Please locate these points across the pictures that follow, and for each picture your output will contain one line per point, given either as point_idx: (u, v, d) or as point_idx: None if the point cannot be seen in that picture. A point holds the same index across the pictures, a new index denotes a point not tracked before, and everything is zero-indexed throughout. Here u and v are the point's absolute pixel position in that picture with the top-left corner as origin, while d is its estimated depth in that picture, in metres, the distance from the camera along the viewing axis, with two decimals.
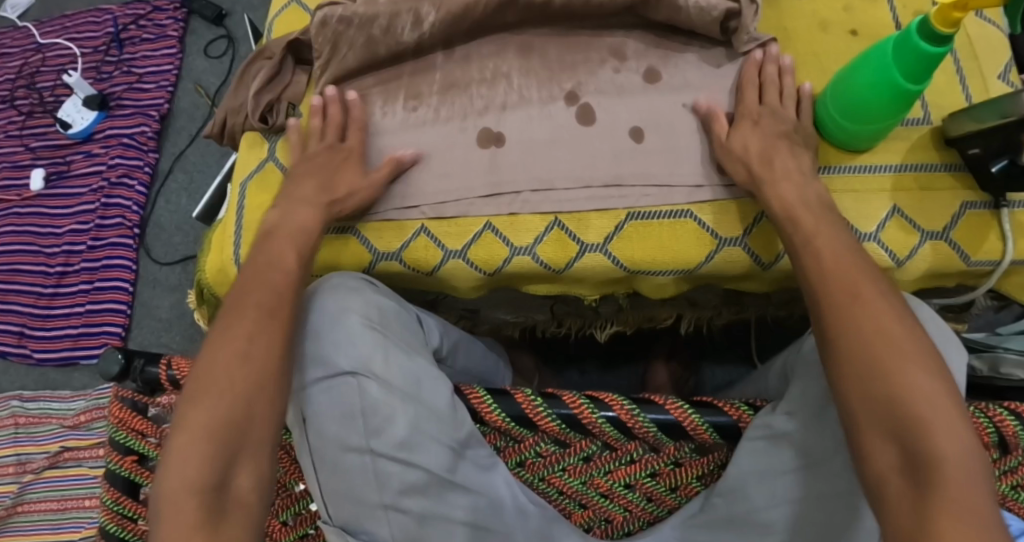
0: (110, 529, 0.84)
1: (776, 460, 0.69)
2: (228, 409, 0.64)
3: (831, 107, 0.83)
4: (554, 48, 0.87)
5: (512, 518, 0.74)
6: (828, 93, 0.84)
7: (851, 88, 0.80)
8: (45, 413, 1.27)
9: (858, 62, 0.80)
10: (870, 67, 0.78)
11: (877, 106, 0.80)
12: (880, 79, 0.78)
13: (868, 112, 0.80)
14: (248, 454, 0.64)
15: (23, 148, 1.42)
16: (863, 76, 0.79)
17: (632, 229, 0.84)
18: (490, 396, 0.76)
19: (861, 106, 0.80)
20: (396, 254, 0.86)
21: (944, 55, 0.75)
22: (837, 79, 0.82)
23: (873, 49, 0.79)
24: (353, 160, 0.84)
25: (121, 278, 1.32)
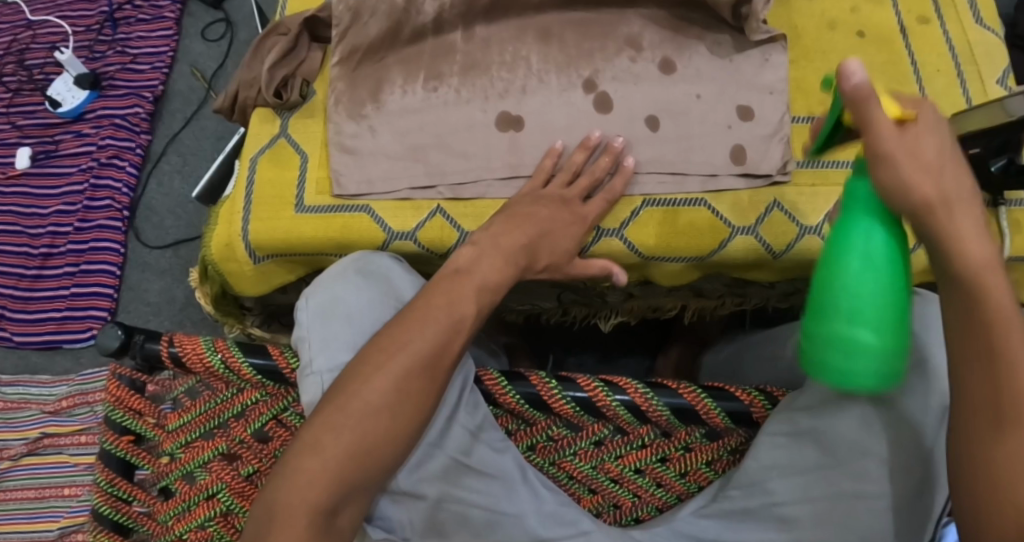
0: (101, 511, 0.78)
1: (800, 456, 0.69)
2: (360, 438, 0.60)
3: (870, 344, 0.51)
4: (573, 35, 0.88)
5: (524, 501, 0.71)
6: (851, 340, 0.51)
7: (869, 315, 0.51)
8: (24, 399, 1.23)
9: (832, 265, 0.53)
10: (863, 265, 0.52)
11: (906, 320, 0.52)
12: (889, 273, 0.52)
13: (899, 329, 0.51)
14: (359, 496, 0.61)
15: (9, 126, 1.39)
16: (865, 273, 0.52)
17: (643, 219, 0.85)
18: (504, 379, 0.76)
19: (898, 329, 0.51)
20: (412, 234, 0.85)
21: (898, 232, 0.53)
22: (850, 333, 0.51)
23: (842, 235, 0.54)
24: (560, 206, 0.81)
25: (109, 262, 1.29)
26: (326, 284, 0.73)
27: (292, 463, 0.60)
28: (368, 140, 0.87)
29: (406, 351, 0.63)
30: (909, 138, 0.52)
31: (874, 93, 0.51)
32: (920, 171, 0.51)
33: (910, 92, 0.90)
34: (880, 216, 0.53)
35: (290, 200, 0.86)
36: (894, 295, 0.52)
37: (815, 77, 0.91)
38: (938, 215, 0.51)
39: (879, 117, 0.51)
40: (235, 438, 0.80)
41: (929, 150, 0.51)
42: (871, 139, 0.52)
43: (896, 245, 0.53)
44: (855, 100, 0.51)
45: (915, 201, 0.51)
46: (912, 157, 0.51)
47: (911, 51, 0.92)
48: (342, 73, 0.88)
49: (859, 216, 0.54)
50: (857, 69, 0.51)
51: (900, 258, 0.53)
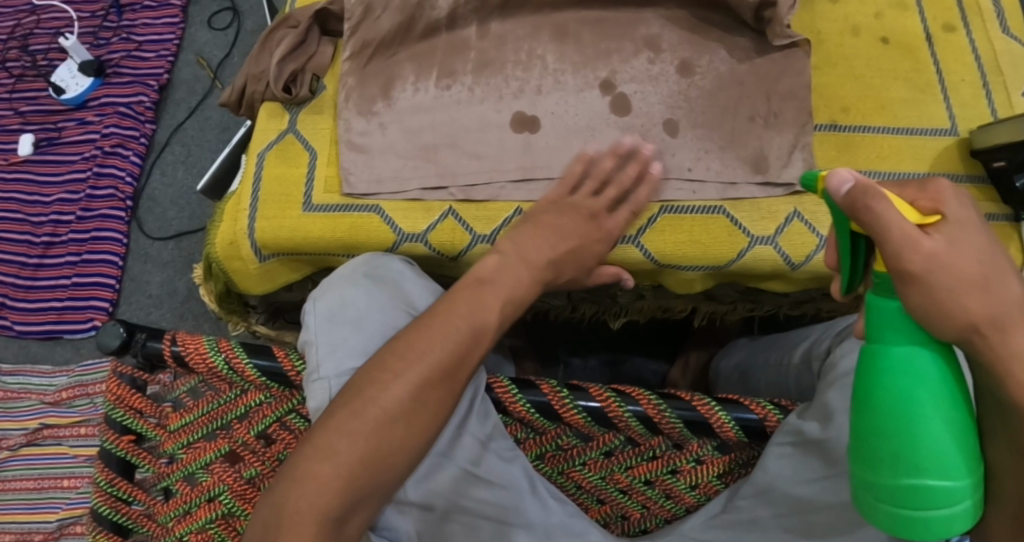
0: (101, 511, 0.77)
1: (807, 465, 0.68)
2: (375, 446, 0.58)
3: (947, 488, 0.48)
4: (591, 34, 0.86)
5: (533, 511, 0.70)
6: (926, 494, 0.47)
7: (938, 462, 0.47)
8: (24, 389, 1.20)
9: (877, 413, 0.48)
10: (918, 406, 0.47)
11: (971, 443, 0.49)
12: (946, 404, 0.48)
13: (968, 462, 0.48)
14: (370, 502, 0.58)
15: (12, 112, 1.37)
16: (921, 414, 0.47)
17: (665, 225, 0.82)
18: (515, 386, 0.74)
19: (968, 456, 0.48)
20: (422, 235, 0.83)
21: (945, 354, 0.48)
22: (921, 486, 0.47)
23: (881, 373, 0.48)
24: None
25: (111, 252, 1.26)
26: (336, 287, 0.71)
27: (301, 465, 0.57)
28: (378, 137, 0.84)
29: (425, 358, 0.61)
30: (940, 247, 0.46)
31: (877, 193, 0.47)
32: (962, 290, 0.46)
33: (935, 101, 0.88)
34: (918, 337, 0.48)
35: (298, 199, 0.84)
36: (957, 427, 0.48)
37: (837, 84, 0.89)
38: (987, 338, 0.47)
39: (903, 231, 0.46)
40: (238, 440, 0.77)
41: (968, 261, 0.46)
42: (889, 245, 0.46)
43: (945, 368, 0.48)
44: (856, 208, 0.48)
45: (950, 279, 0.46)
46: (949, 272, 0.46)
47: (935, 60, 0.90)
48: (352, 68, 0.86)
49: (896, 345, 0.48)
50: (845, 174, 0.48)
51: (952, 378, 0.48)
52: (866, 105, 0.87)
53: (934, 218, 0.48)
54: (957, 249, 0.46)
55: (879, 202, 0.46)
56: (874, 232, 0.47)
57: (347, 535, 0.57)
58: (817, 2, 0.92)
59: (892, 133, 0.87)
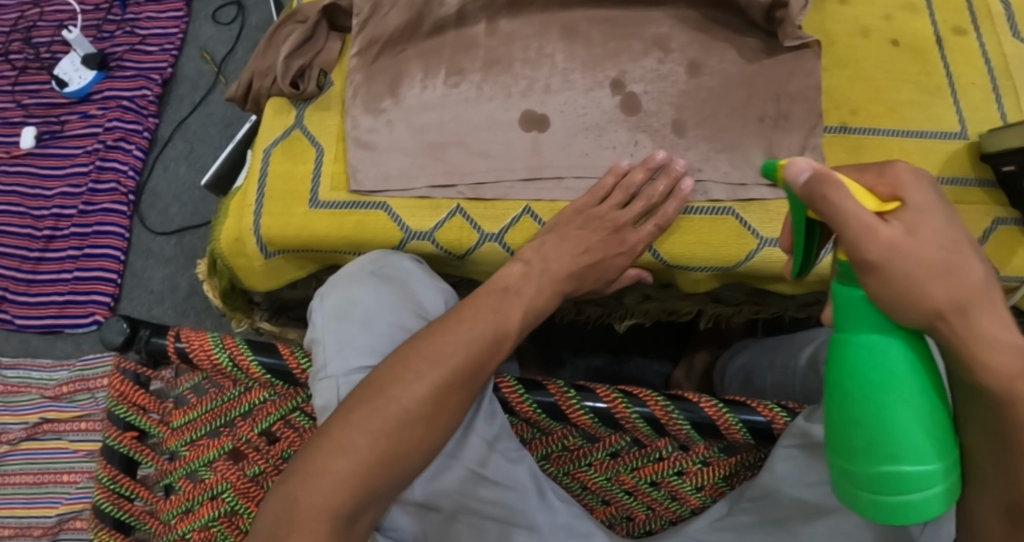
0: (104, 508, 0.76)
1: (812, 470, 0.68)
2: (388, 442, 0.57)
3: (924, 473, 0.47)
4: (600, 33, 0.86)
5: (539, 513, 0.70)
6: (901, 481, 0.47)
7: (911, 447, 0.46)
8: (25, 383, 1.19)
9: (846, 401, 0.47)
10: (887, 394, 0.47)
11: (945, 426, 0.48)
12: (917, 390, 0.47)
13: (942, 445, 0.47)
14: (381, 500, 0.57)
15: (15, 105, 1.36)
16: (891, 400, 0.47)
17: (687, 226, 0.82)
18: (522, 387, 0.74)
19: (943, 438, 0.47)
20: (429, 234, 0.82)
21: (913, 338, 0.47)
22: (896, 473, 0.47)
23: (847, 361, 0.48)
24: (588, 211, 0.79)
25: (113, 246, 1.26)
26: (343, 285, 0.71)
27: (315, 460, 0.56)
28: (385, 134, 0.84)
29: (439, 358, 0.61)
30: (898, 234, 0.46)
31: (834, 182, 0.46)
32: (924, 277, 0.45)
33: (944, 104, 0.88)
34: (883, 325, 0.47)
35: (303, 195, 0.84)
36: (929, 413, 0.47)
37: (847, 86, 0.88)
38: (951, 324, 0.46)
39: (861, 218, 0.45)
40: (242, 437, 0.77)
41: (927, 246, 0.46)
42: (848, 235, 0.46)
43: (915, 354, 0.47)
44: (814, 199, 0.47)
45: (915, 266, 0.45)
46: (909, 259, 0.45)
47: (946, 63, 0.90)
48: (360, 65, 0.86)
49: (863, 334, 0.47)
50: (803, 163, 0.47)
51: (923, 364, 0.47)
52: (876, 108, 0.87)
53: (894, 205, 0.47)
54: (920, 236, 0.46)
55: (836, 191, 0.46)
56: (833, 223, 0.46)
57: (358, 532, 0.56)
58: (828, 4, 0.92)
59: (900, 136, 0.86)
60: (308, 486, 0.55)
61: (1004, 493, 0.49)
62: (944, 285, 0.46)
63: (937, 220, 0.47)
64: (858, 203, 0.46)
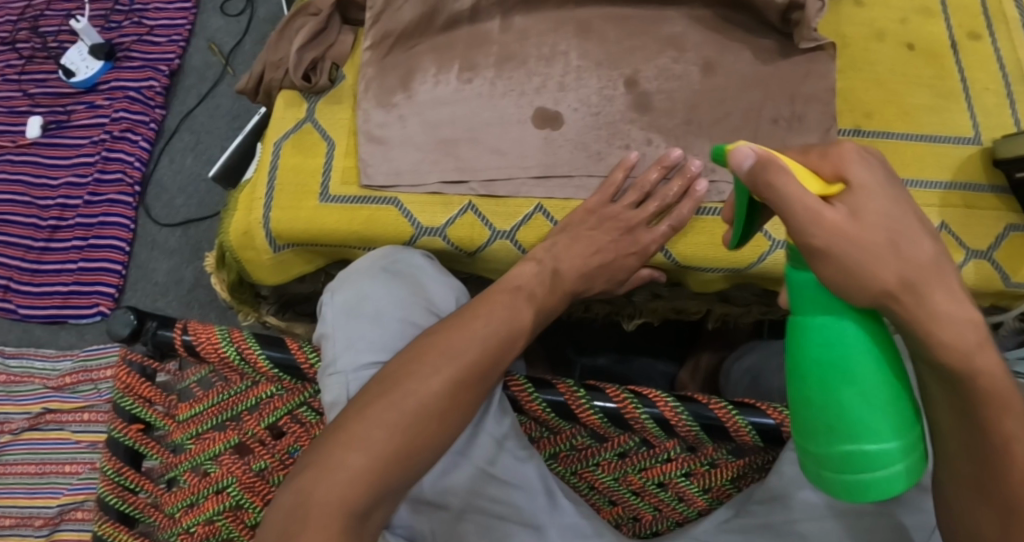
0: (108, 500, 0.75)
1: None
2: (402, 439, 0.57)
3: (887, 450, 0.46)
4: (615, 31, 0.85)
5: (545, 513, 0.69)
6: (862, 459, 0.46)
7: (869, 425, 0.45)
8: (28, 373, 1.20)
9: (804, 384, 0.47)
10: (840, 373, 0.46)
11: (905, 402, 0.46)
12: (872, 367, 0.46)
13: (904, 421, 0.46)
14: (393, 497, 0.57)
15: (21, 93, 1.36)
16: (846, 380, 0.46)
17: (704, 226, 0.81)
18: (531, 385, 0.73)
19: (906, 413, 0.46)
20: (441, 231, 0.82)
21: (866, 316, 0.46)
22: (856, 452, 0.46)
23: (801, 345, 0.47)
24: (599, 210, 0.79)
25: (118, 237, 1.25)
26: (354, 280, 0.71)
27: (331, 455, 0.56)
28: (397, 129, 0.84)
29: (452, 357, 0.61)
30: (843, 217, 0.44)
31: (777, 168, 0.45)
32: (873, 258, 0.44)
33: (958, 109, 0.87)
34: (835, 305, 0.46)
35: (314, 189, 0.83)
36: (886, 389, 0.46)
37: (861, 89, 0.88)
38: (904, 303, 0.44)
39: (807, 202, 0.44)
40: (249, 432, 0.76)
41: (873, 228, 0.44)
42: (795, 221, 0.45)
43: (866, 332, 0.46)
44: (760, 185, 0.46)
45: (864, 249, 0.44)
46: (856, 242, 0.44)
47: (961, 68, 0.89)
48: (373, 59, 0.85)
49: (815, 316, 0.46)
50: (747, 149, 0.46)
51: (878, 342, 0.46)
52: (890, 111, 0.87)
53: (839, 188, 0.46)
54: (867, 218, 0.45)
55: (780, 178, 0.45)
56: (779, 209, 0.45)
57: (370, 529, 0.56)
58: (843, 6, 0.92)
59: (914, 141, 0.86)
60: (322, 482, 0.55)
61: (974, 468, 0.48)
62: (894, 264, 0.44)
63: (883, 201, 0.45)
64: (803, 186, 0.45)
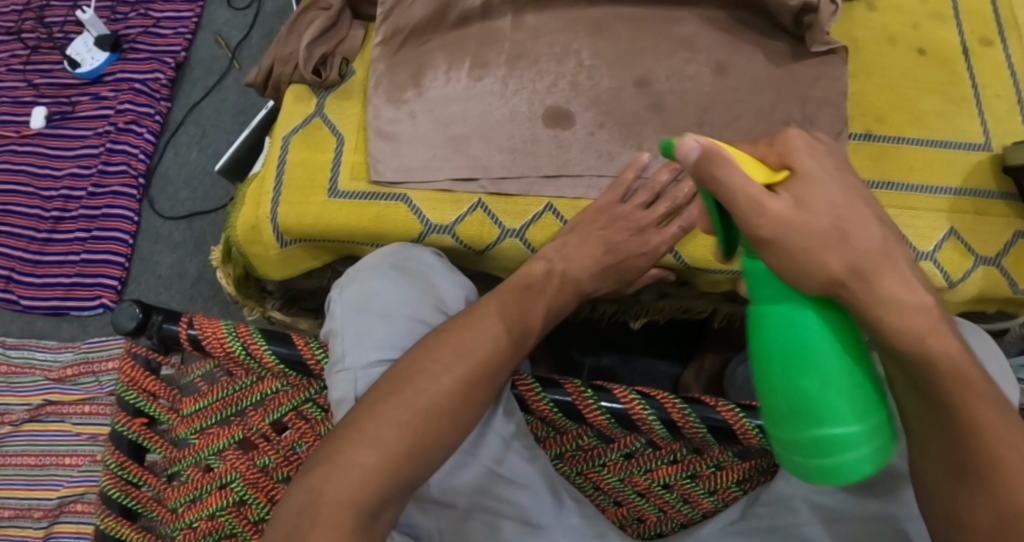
0: (111, 494, 0.75)
1: None
2: (414, 438, 0.57)
3: (853, 434, 0.45)
4: (627, 31, 0.85)
5: (550, 513, 0.69)
6: (829, 443, 0.45)
7: (834, 409, 0.45)
8: (30, 364, 1.19)
9: (767, 369, 0.46)
10: (800, 360, 0.45)
11: (869, 385, 0.46)
12: (832, 353, 0.45)
13: (868, 404, 0.45)
14: (403, 496, 0.57)
15: (25, 84, 1.35)
16: (808, 365, 0.45)
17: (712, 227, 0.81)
18: (538, 385, 0.73)
19: (871, 395, 0.45)
20: (450, 228, 0.81)
21: (822, 303, 0.45)
22: (823, 435, 0.45)
23: (761, 330, 0.47)
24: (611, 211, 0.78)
25: (121, 230, 1.24)
26: (363, 277, 0.70)
27: (341, 452, 0.56)
28: (407, 126, 0.83)
29: (463, 358, 0.61)
30: (787, 205, 0.45)
31: (725, 158, 0.44)
32: (817, 246, 0.44)
33: (969, 115, 0.87)
34: (790, 293, 0.46)
35: (323, 184, 0.83)
36: (848, 373, 0.45)
37: (873, 94, 0.88)
38: (852, 290, 0.44)
39: (750, 190, 0.44)
40: (254, 428, 0.76)
41: (816, 215, 0.44)
42: (739, 210, 0.45)
43: (823, 318, 0.45)
44: (705, 178, 0.45)
45: (813, 238, 0.44)
46: (799, 230, 0.44)
47: (972, 74, 0.89)
48: (384, 54, 0.85)
49: (773, 305, 0.46)
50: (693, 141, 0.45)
51: (836, 327, 0.45)
52: (901, 116, 0.87)
53: (783, 175, 0.47)
54: (814, 206, 0.45)
55: (724, 169, 0.44)
56: (723, 199, 0.45)
57: (381, 527, 0.56)
58: (855, 10, 0.92)
59: (925, 146, 0.86)
60: (334, 479, 0.55)
61: (943, 448, 0.47)
62: (836, 252, 0.44)
63: (829, 191, 0.46)
64: (748, 175, 0.45)
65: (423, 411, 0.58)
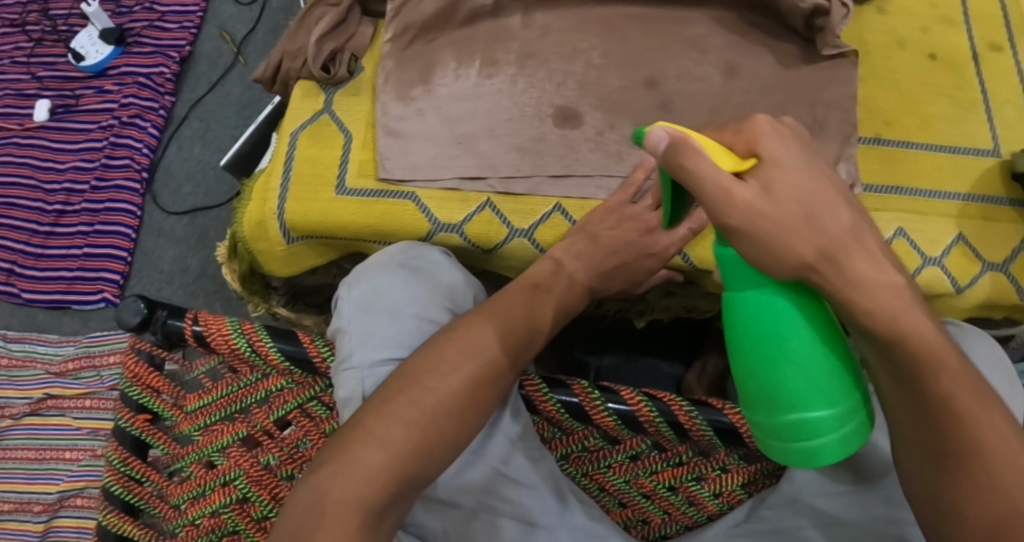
0: (112, 490, 0.74)
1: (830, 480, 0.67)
2: (423, 438, 0.57)
3: (830, 418, 0.46)
4: (637, 32, 0.85)
5: (555, 514, 0.68)
6: (806, 429, 0.46)
7: (809, 396, 0.46)
8: (31, 357, 1.18)
9: (743, 357, 0.47)
10: (774, 349, 0.46)
11: (844, 369, 0.46)
12: (805, 340, 0.46)
13: (843, 388, 0.46)
14: (410, 496, 0.57)
15: (29, 76, 1.35)
16: (783, 353, 0.46)
17: None
18: (545, 386, 0.72)
19: (844, 378, 0.46)
20: (458, 227, 0.81)
21: (794, 288, 0.46)
22: (799, 421, 0.46)
23: (735, 319, 0.47)
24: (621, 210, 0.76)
25: (123, 224, 1.24)
26: (371, 276, 0.69)
27: (348, 451, 0.56)
28: (415, 123, 0.83)
29: (471, 358, 0.61)
30: (756, 194, 0.43)
31: (692, 148, 0.43)
32: (786, 233, 0.43)
33: (978, 120, 0.87)
34: (762, 280, 0.46)
35: (330, 181, 0.82)
36: (822, 359, 0.46)
37: (882, 97, 0.87)
38: (824, 275, 0.44)
39: (719, 178, 0.43)
40: (258, 425, 0.76)
41: (783, 201, 0.43)
42: (707, 199, 0.44)
43: (796, 304, 0.46)
44: (672, 167, 0.44)
45: (783, 227, 0.43)
46: (768, 220, 0.43)
47: (981, 79, 0.89)
48: (392, 51, 0.85)
49: (745, 294, 0.46)
50: (659, 131, 0.44)
51: (809, 313, 0.46)
52: (910, 120, 0.86)
53: (751, 163, 0.45)
54: (785, 195, 0.43)
55: (692, 158, 0.43)
56: (691, 189, 0.44)
57: (388, 526, 0.56)
58: (865, 14, 0.91)
59: (934, 151, 0.85)
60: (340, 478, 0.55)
61: (920, 431, 0.46)
62: (810, 235, 0.43)
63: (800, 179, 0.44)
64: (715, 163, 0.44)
65: (431, 410, 0.58)
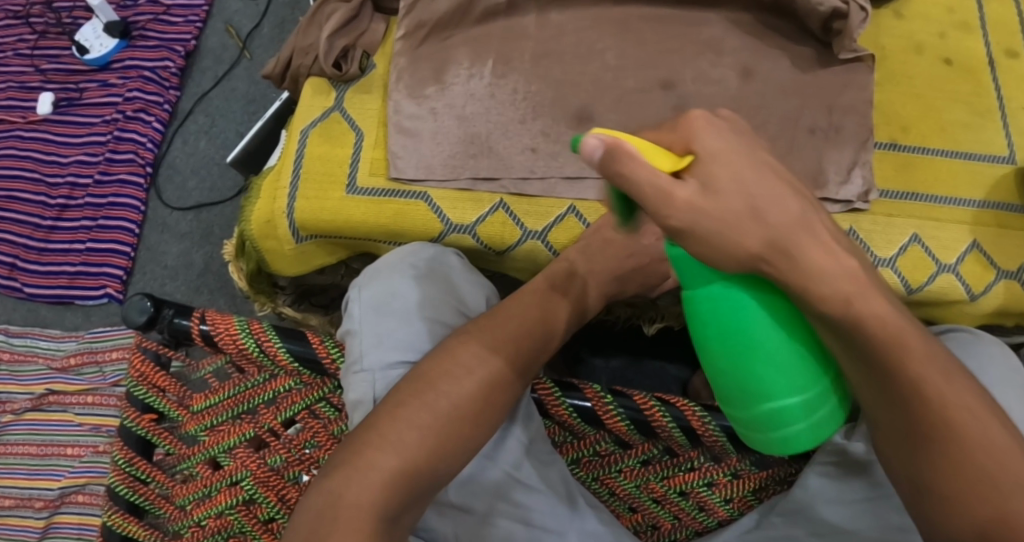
0: (118, 490, 0.74)
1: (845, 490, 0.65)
2: (437, 441, 0.56)
3: (798, 403, 0.50)
4: (652, 33, 0.84)
5: (566, 518, 0.67)
6: (778, 415, 0.50)
7: (777, 385, 0.49)
8: (32, 352, 1.17)
9: (713, 353, 0.50)
10: (740, 345, 0.49)
11: (809, 356, 0.49)
12: (769, 334, 0.48)
13: (810, 374, 0.49)
14: (423, 499, 0.56)
15: (33, 69, 1.33)
16: (749, 348, 0.49)
17: None
18: (558, 389, 0.72)
19: (809, 364, 0.49)
20: (470, 228, 0.80)
21: (751, 283, 0.48)
22: (772, 409, 0.50)
23: (698, 316, 0.50)
24: None
25: (127, 219, 1.23)
26: (384, 276, 0.68)
27: (362, 454, 0.55)
28: (427, 122, 0.82)
29: (485, 360, 0.60)
30: (697, 193, 0.44)
31: (629, 153, 0.43)
32: (733, 226, 0.44)
33: (994, 126, 0.86)
34: (720, 279, 0.48)
35: (341, 179, 0.81)
36: (788, 349, 0.49)
37: (899, 102, 0.87)
38: (775, 265, 0.45)
39: (656, 180, 0.43)
40: (265, 425, 0.74)
41: (728, 195, 0.44)
42: (649, 201, 0.44)
43: (755, 300, 0.48)
44: (610, 174, 0.44)
45: (732, 220, 0.44)
46: (710, 216, 0.44)
47: (997, 85, 0.88)
48: (405, 49, 0.84)
49: (707, 292, 0.48)
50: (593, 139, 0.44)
51: (770, 307, 0.48)
52: (926, 126, 0.86)
53: (688, 160, 0.45)
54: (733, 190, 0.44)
55: (628, 164, 0.43)
56: (630, 193, 0.44)
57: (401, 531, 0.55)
58: (881, 18, 0.91)
59: (950, 157, 0.85)
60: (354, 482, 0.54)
61: (901, 419, 0.49)
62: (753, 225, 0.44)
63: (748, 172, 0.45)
64: (650, 165, 0.44)
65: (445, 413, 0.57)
